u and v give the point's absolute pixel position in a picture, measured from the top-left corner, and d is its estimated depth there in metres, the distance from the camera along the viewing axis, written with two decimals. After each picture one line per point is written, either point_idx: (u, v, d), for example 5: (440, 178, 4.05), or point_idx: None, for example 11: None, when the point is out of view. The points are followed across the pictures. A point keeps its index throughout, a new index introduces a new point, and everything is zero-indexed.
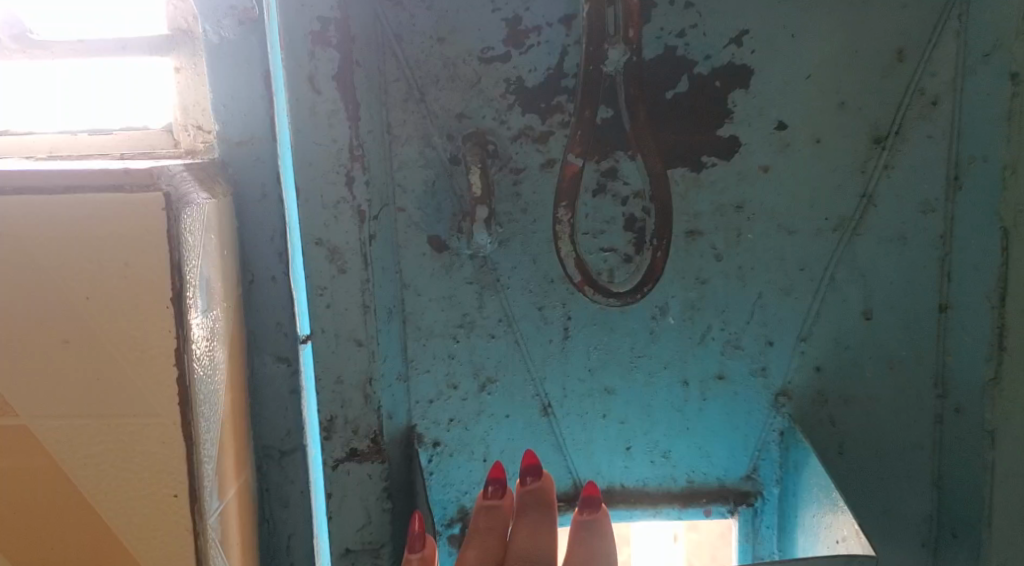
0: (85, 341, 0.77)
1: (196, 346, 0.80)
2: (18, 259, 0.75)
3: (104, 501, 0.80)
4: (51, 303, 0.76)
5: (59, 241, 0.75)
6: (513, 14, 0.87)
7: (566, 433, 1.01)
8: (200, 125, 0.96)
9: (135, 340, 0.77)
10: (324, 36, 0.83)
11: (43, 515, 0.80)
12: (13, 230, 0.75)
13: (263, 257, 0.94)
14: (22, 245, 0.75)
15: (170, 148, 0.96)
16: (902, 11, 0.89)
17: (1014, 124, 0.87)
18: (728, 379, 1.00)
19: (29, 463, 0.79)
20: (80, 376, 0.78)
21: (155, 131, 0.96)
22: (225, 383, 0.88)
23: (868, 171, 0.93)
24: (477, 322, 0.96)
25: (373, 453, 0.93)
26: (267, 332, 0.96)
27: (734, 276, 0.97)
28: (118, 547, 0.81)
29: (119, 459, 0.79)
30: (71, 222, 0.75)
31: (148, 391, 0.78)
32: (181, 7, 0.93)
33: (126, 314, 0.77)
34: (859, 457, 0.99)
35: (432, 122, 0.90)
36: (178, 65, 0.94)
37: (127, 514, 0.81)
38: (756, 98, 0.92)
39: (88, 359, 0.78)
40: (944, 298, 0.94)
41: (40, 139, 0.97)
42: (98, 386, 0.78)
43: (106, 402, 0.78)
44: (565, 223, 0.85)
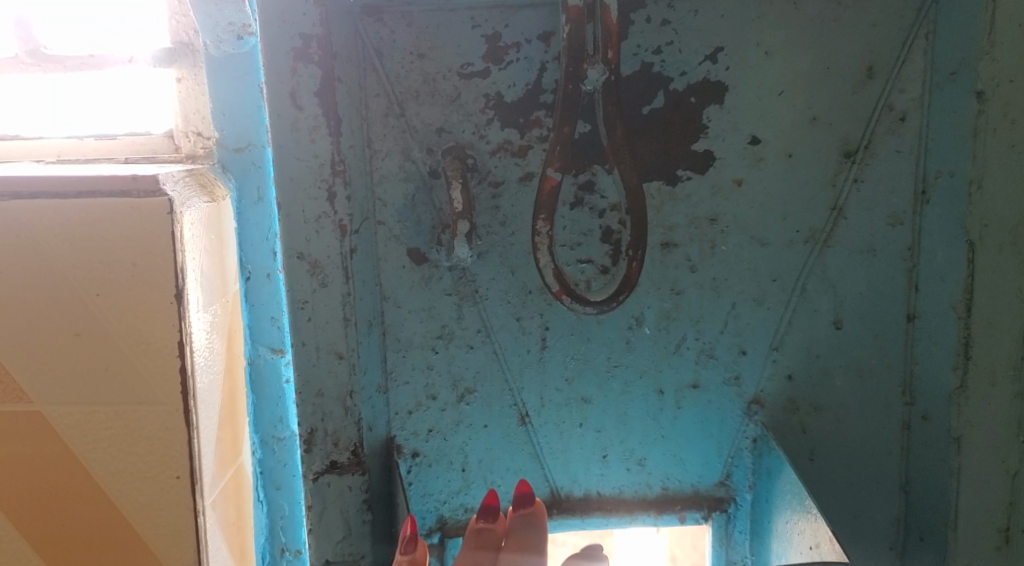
0: (92, 334, 0.83)
1: (199, 340, 0.87)
2: (34, 260, 0.81)
3: (111, 482, 0.87)
4: (59, 298, 0.82)
5: (67, 241, 0.81)
6: (492, 30, 0.88)
7: (543, 443, 1.02)
8: (200, 131, 0.97)
9: (140, 334, 0.83)
10: (306, 52, 0.83)
11: (56, 502, 0.87)
12: (26, 230, 0.81)
13: (258, 256, 0.99)
14: (37, 247, 0.81)
15: (170, 154, 0.97)
16: (872, 30, 0.91)
17: (979, 141, 0.88)
18: (703, 388, 1.02)
19: (46, 442, 0.86)
20: (92, 365, 0.84)
21: (156, 136, 0.98)
22: (222, 373, 0.93)
23: (838, 185, 0.95)
24: (456, 333, 0.97)
25: (354, 464, 0.92)
26: (263, 327, 1.01)
27: (708, 287, 0.99)
28: (125, 525, 0.87)
29: (125, 444, 0.86)
30: (82, 224, 0.81)
31: (153, 382, 0.84)
32: (183, 21, 0.95)
33: (133, 310, 0.83)
34: (829, 462, 1.02)
35: (412, 136, 0.90)
36: (180, 75, 0.96)
37: (131, 494, 0.87)
38: (730, 114, 0.93)
39: (98, 351, 0.83)
40: (911, 309, 0.97)
41: (48, 143, 0.98)
42: (106, 375, 0.84)
43: (117, 388, 0.84)
44: (544, 235, 0.86)
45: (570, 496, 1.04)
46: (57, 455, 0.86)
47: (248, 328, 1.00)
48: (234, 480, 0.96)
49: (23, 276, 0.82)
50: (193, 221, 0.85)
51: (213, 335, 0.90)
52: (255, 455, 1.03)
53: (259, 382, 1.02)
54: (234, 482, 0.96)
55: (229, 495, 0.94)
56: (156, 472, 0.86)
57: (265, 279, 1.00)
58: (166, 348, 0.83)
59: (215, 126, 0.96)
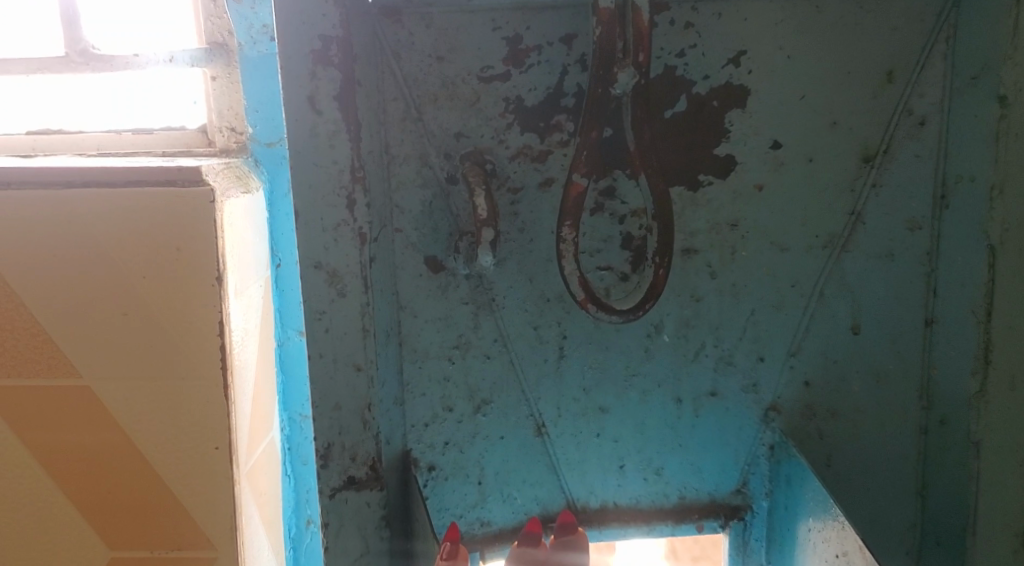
0: (143, 311, 0.92)
1: (235, 320, 0.96)
2: (88, 245, 0.90)
3: (153, 453, 0.96)
4: (107, 278, 0.91)
5: (114, 227, 0.90)
6: (514, 33, 0.86)
7: (560, 453, 1.00)
8: (234, 128, 1.06)
9: (183, 314, 0.92)
10: (326, 55, 0.79)
11: (100, 472, 0.96)
12: (82, 216, 0.90)
13: (290, 246, 1.07)
14: (91, 231, 0.90)
15: (204, 147, 1.07)
16: (893, 34, 0.90)
17: (1001, 144, 0.88)
18: (721, 396, 1.00)
19: (93, 415, 0.95)
20: (139, 339, 0.93)
21: (192, 131, 1.08)
22: (261, 347, 1.04)
23: (856, 190, 0.94)
24: (473, 343, 0.95)
25: (372, 480, 0.89)
26: (294, 312, 1.10)
27: (728, 293, 0.97)
28: (163, 490, 0.97)
29: (168, 413, 0.95)
30: (132, 212, 0.90)
31: (193, 357, 0.94)
32: (217, 23, 1.03)
33: (177, 288, 0.92)
34: (847, 468, 1.01)
35: (430, 141, 0.88)
36: (214, 74, 1.04)
37: (170, 463, 0.96)
38: (752, 118, 0.92)
39: (144, 327, 0.93)
40: (930, 313, 0.96)
41: (88, 137, 1.08)
42: (150, 351, 0.93)
43: (161, 364, 0.94)
44: (570, 242, 0.84)
45: (587, 507, 1.02)
46: (105, 423, 0.95)
47: (280, 314, 1.09)
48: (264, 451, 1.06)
49: (77, 256, 0.90)
50: (230, 212, 0.93)
51: (250, 319, 1.00)
52: (283, 431, 1.13)
53: (288, 364, 1.12)
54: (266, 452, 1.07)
55: (258, 463, 1.04)
56: (195, 444, 0.96)
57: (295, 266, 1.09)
58: (209, 326, 0.93)
59: (250, 123, 1.05)
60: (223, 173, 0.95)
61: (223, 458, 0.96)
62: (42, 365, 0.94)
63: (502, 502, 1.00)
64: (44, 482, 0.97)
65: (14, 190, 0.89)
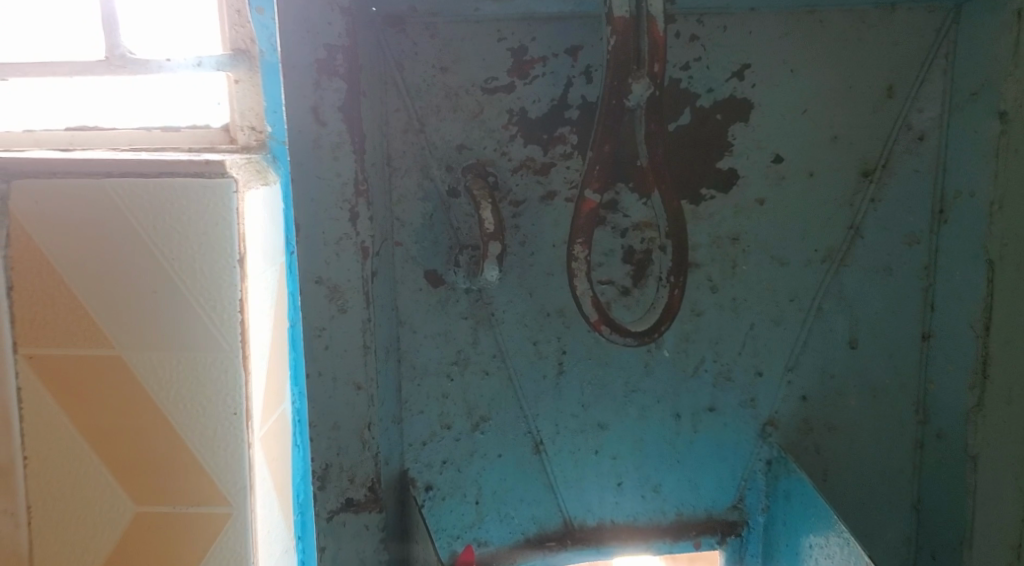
0: (178, 280, 0.60)
1: (261, 300, 0.63)
2: (105, 219, 0.60)
3: (167, 476, 0.62)
4: (123, 249, 0.60)
5: (150, 207, 0.59)
6: (519, 44, 0.85)
7: (557, 471, 0.98)
8: (259, 126, 0.67)
9: (204, 264, 0.60)
10: (330, 65, 0.77)
11: (97, 492, 0.63)
12: (98, 198, 0.59)
13: (302, 259, 0.80)
14: (112, 209, 0.59)
15: (227, 148, 0.67)
16: (894, 49, 0.91)
17: (1001, 160, 0.87)
18: (719, 412, 0.99)
19: (92, 409, 0.62)
20: (156, 310, 0.61)
21: (215, 132, 0.67)
22: (274, 348, 0.65)
23: (855, 204, 0.94)
24: (472, 359, 0.93)
25: (371, 502, 0.86)
26: (314, 303, 0.81)
27: (728, 308, 0.97)
28: (166, 515, 0.63)
29: (188, 394, 0.61)
30: (160, 197, 0.59)
31: (205, 299, 0.60)
32: None
33: (196, 240, 0.60)
34: (842, 481, 1.01)
35: (432, 153, 0.86)
36: None
37: (186, 482, 0.62)
38: (755, 132, 0.92)
39: (169, 296, 0.60)
40: (927, 327, 0.97)
41: None
42: (164, 323, 0.61)
43: (177, 332, 0.61)
44: (582, 259, 0.82)
45: (584, 526, 1.00)
46: (122, 414, 0.62)
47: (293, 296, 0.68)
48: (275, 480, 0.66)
49: (84, 227, 0.60)
50: (255, 210, 0.61)
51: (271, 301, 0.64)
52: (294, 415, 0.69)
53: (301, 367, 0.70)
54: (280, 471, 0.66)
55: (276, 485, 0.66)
56: (216, 442, 0.62)
57: (315, 286, 0.81)
58: (232, 305, 0.60)
59: (269, 120, 0.67)
60: (244, 170, 0.61)
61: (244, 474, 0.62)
62: (50, 330, 0.61)
63: (500, 523, 0.97)
64: (35, 494, 0.63)
65: (50, 180, 0.59)
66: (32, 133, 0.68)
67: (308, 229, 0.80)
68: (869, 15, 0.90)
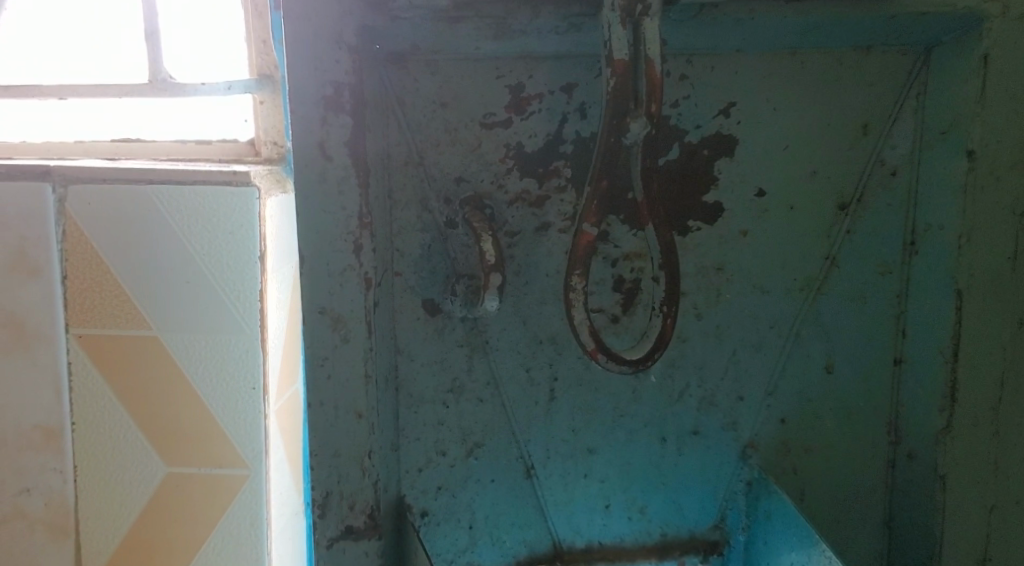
0: (209, 282, 1.01)
1: (275, 295, 1.05)
2: (154, 226, 1.00)
3: (192, 419, 1.04)
4: (167, 259, 1.01)
5: (183, 211, 1.00)
6: (517, 81, 0.87)
7: (547, 495, 1.00)
8: (277, 142, 1.10)
9: (236, 281, 1.01)
10: (337, 101, 0.79)
11: (147, 426, 1.03)
12: (152, 204, 0.99)
13: (307, 290, 0.81)
14: (159, 216, 0.99)
15: (253, 157, 1.10)
16: (869, 89, 0.96)
17: (968, 196, 0.92)
18: (703, 435, 1.03)
19: (144, 369, 1.02)
20: (191, 304, 1.01)
21: (242, 144, 1.11)
22: (289, 326, 1.09)
23: (832, 236, 0.99)
24: (467, 387, 0.95)
25: (370, 529, 0.87)
26: (318, 332, 0.82)
27: (712, 335, 1.01)
28: (190, 450, 1.04)
29: (213, 364, 1.03)
30: (195, 199, 1.00)
31: (230, 299, 1.02)
32: (266, 58, 1.09)
33: (227, 255, 1.01)
34: (818, 501, 1.04)
35: (430, 185, 0.88)
36: (261, 98, 1.09)
37: (206, 419, 1.04)
38: (740, 166, 0.97)
39: (202, 294, 1.01)
40: (899, 352, 1.01)
41: (158, 145, 1.11)
42: (195, 311, 1.02)
43: (206, 322, 1.02)
44: (579, 291, 0.84)
45: (572, 548, 1.02)
46: (161, 378, 1.03)
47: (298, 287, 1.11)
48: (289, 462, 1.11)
49: (138, 234, 1.00)
50: (272, 208, 1.03)
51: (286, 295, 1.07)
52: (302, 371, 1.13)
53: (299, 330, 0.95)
54: (292, 452, 1.12)
55: (287, 453, 1.10)
56: (244, 412, 1.04)
57: (318, 317, 0.82)
58: (253, 300, 1.02)
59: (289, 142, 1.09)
60: (264, 179, 1.03)
61: (264, 450, 1.05)
62: (105, 314, 1.01)
63: (491, 547, 0.99)
64: (99, 436, 1.03)
65: (101, 184, 0.98)
66: (82, 144, 1.10)
67: (311, 260, 0.81)
68: (846, 56, 0.95)
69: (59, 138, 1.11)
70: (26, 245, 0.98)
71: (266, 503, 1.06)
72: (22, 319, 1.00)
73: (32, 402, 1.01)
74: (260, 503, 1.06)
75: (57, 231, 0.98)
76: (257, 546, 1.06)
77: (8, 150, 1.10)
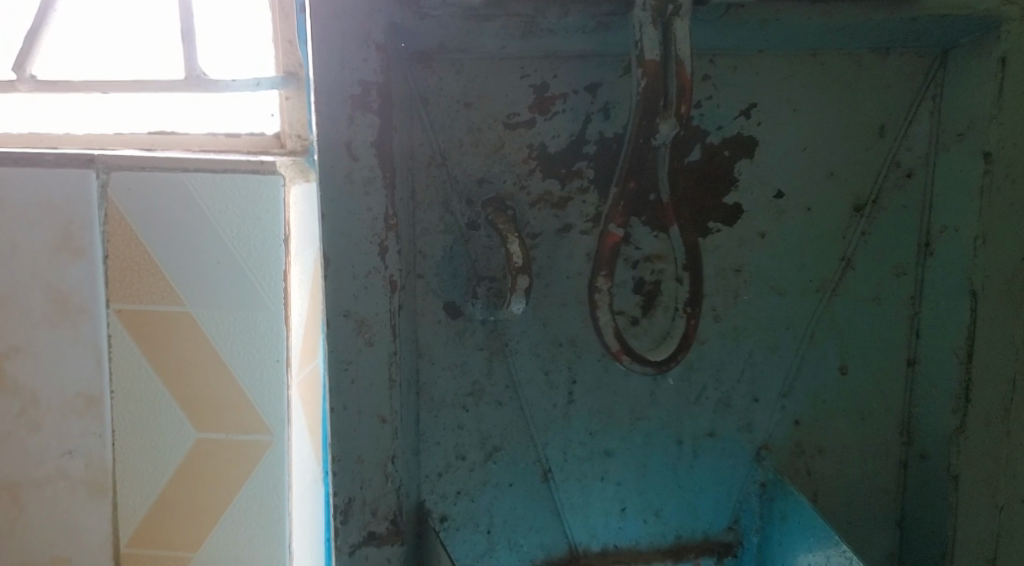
0: (237, 263, 1.10)
1: (297, 274, 1.13)
2: (191, 212, 1.08)
3: (220, 389, 1.12)
4: (201, 242, 1.09)
5: (213, 195, 1.08)
6: (541, 81, 0.87)
7: (565, 499, 0.99)
8: (301, 135, 1.18)
9: (263, 263, 1.10)
10: (364, 100, 0.78)
11: (180, 396, 1.12)
12: (189, 191, 1.08)
13: (332, 293, 0.80)
14: (194, 201, 1.08)
15: (278, 149, 1.17)
16: (886, 91, 0.96)
17: (985, 198, 0.93)
18: (718, 437, 1.02)
19: (179, 342, 1.10)
20: (222, 283, 1.10)
21: (269, 136, 1.18)
22: (310, 306, 1.17)
23: (847, 237, 0.99)
24: (486, 390, 0.94)
25: (393, 534, 0.86)
26: (343, 336, 0.81)
27: (729, 336, 1.01)
28: (218, 418, 1.12)
29: (241, 340, 1.11)
30: (228, 187, 1.08)
31: (255, 278, 1.10)
32: (292, 56, 1.16)
33: (253, 239, 1.09)
34: (832, 503, 1.03)
35: (453, 187, 0.87)
36: (287, 94, 1.16)
37: (233, 389, 1.12)
38: (759, 168, 0.97)
39: (231, 275, 1.10)
40: (913, 353, 1.01)
41: (192, 138, 1.17)
42: (225, 292, 1.10)
43: (236, 299, 1.10)
44: (605, 291, 0.84)
45: (588, 551, 1.00)
46: (194, 351, 1.11)
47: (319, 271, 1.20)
48: (307, 428, 1.18)
49: (177, 219, 1.08)
50: (295, 196, 1.11)
51: (307, 275, 1.15)
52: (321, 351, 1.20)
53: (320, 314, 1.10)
54: (311, 419, 1.19)
55: (308, 425, 1.18)
56: (268, 380, 1.12)
57: (343, 320, 0.81)
58: (276, 278, 1.10)
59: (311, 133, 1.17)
60: (289, 169, 1.11)
61: (284, 415, 1.13)
62: (143, 292, 1.09)
63: (509, 551, 0.97)
64: (136, 405, 1.11)
65: (141, 171, 1.07)
66: (121, 135, 1.17)
67: (334, 261, 0.79)
68: (865, 59, 0.96)
69: (101, 131, 1.18)
70: (71, 228, 1.07)
71: (285, 466, 1.14)
72: (68, 294, 1.08)
73: (74, 368, 1.10)
74: (280, 464, 1.13)
75: (100, 215, 1.07)
76: (279, 505, 1.14)
77: (55, 140, 1.17)
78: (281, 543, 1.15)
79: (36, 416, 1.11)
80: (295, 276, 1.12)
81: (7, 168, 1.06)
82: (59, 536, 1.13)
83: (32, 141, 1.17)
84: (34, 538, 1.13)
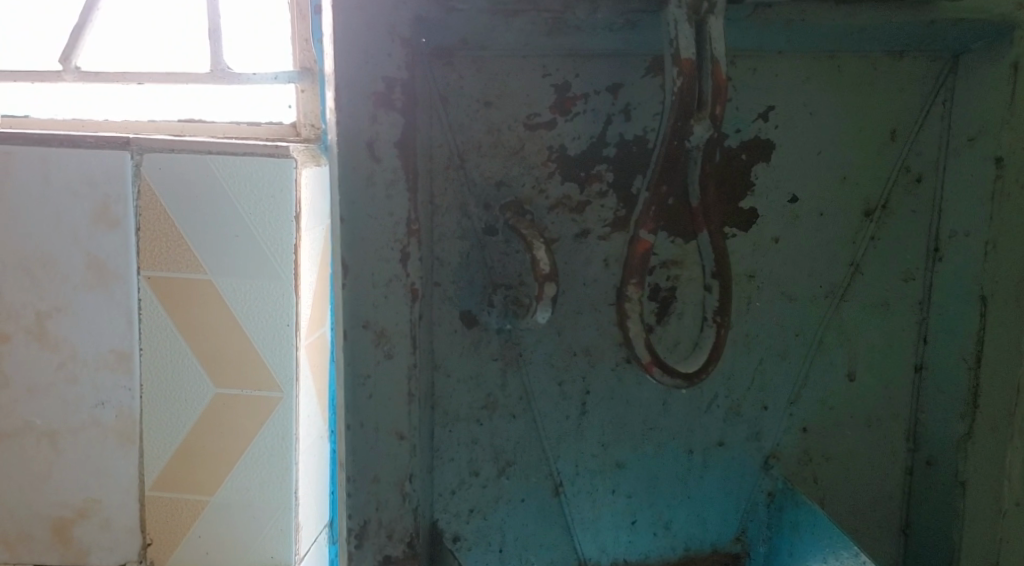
0: (252, 237, 1.26)
1: (308, 247, 1.29)
2: (213, 191, 1.25)
3: (235, 349, 1.28)
4: (220, 219, 1.25)
5: (232, 174, 1.25)
6: (562, 80, 0.84)
7: (576, 515, 0.95)
8: (314, 124, 1.37)
9: (278, 239, 1.26)
10: (388, 97, 0.76)
11: (201, 353, 1.28)
12: (212, 169, 1.24)
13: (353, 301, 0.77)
14: (214, 178, 1.24)
15: (294, 137, 1.37)
16: (899, 95, 0.96)
17: (996, 204, 0.92)
18: (728, 446, 0.99)
19: (201, 305, 1.27)
20: (240, 257, 1.26)
21: (285, 126, 1.37)
22: (318, 281, 1.33)
23: (857, 242, 0.98)
24: (500, 402, 0.90)
25: (411, 559, 0.80)
26: (360, 347, 0.78)
27: (740, 344, 0.98)
28: (234, 375, 1.29)
29: (255, 306, 1.27)
30: (246, 167, 1.25)
31: (270, 253, 1.26)
32: (307, 53, 1.35)
33: (266, 213, 1.25)
34: (839, 511, 1.01)
35: (470, 189, 0.84)
36: (303, 87, 1.36)
37: (247, 346, 1.28)
38: (774, 172, 0.96)
39: (247, 249, 1.26)
40: (920, 358, 0.99)
41: (216, 125, 1.35)
42: (243, 263, 1.26)
43: (253, 270, 1.27)
44: (634, 301, 0.80)
45: None
46: (213, 314, 1.27)
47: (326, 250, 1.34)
48: (314, 392, 1.36)
49: (202, 199, 1.25)
50: (307, 177, 1.27)
51: (316, 250, 1.31)
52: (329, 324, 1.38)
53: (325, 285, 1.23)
54: (319, 384, 1.36)
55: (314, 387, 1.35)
56: (278, 343, 1.28)
57: (361, 330, 0.78)
58: (288, 252, 1.27)
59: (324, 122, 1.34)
60: (300, 154, 1.26)
61: (292, 372, 1.29)
62: (170, 261, 1.26)
63: None
64: (159, 365, 1.27)
65: (168, 152, 1.23)
66: (154, 123, 1.35)
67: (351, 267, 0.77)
68: (879, 61, 0.95)
69: (135, 117, 1.36)
70: (110, 201, 1.24)
71: (292, 418, 1.31)
72: (103, 262, 1.25)
73: (108, 330, 1.27)
74: (286, 419, 1.30)
75: (132, 191, 1.23)
76: (285, 455, 1.31)
77: (96, 126, 1.35)
78: (289, 489, 1.32)
79: (74, 368, 1.28)
80: (305, 250, 1.28)
81: (54, 148, 1.22)
82: (93, 476, 1.30)
83: (76, 126, 1.34)
84: (73, 473, 1.30)
